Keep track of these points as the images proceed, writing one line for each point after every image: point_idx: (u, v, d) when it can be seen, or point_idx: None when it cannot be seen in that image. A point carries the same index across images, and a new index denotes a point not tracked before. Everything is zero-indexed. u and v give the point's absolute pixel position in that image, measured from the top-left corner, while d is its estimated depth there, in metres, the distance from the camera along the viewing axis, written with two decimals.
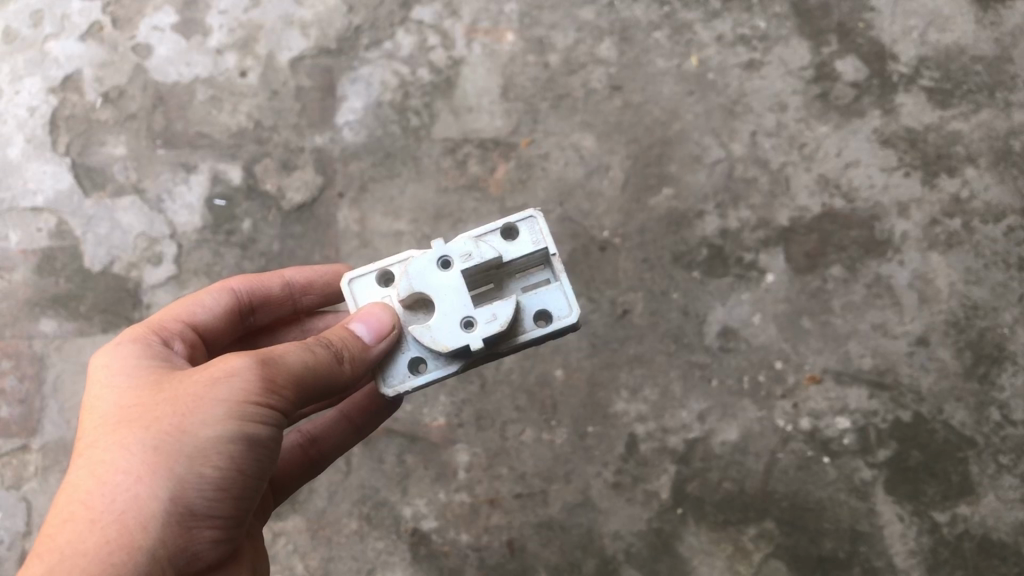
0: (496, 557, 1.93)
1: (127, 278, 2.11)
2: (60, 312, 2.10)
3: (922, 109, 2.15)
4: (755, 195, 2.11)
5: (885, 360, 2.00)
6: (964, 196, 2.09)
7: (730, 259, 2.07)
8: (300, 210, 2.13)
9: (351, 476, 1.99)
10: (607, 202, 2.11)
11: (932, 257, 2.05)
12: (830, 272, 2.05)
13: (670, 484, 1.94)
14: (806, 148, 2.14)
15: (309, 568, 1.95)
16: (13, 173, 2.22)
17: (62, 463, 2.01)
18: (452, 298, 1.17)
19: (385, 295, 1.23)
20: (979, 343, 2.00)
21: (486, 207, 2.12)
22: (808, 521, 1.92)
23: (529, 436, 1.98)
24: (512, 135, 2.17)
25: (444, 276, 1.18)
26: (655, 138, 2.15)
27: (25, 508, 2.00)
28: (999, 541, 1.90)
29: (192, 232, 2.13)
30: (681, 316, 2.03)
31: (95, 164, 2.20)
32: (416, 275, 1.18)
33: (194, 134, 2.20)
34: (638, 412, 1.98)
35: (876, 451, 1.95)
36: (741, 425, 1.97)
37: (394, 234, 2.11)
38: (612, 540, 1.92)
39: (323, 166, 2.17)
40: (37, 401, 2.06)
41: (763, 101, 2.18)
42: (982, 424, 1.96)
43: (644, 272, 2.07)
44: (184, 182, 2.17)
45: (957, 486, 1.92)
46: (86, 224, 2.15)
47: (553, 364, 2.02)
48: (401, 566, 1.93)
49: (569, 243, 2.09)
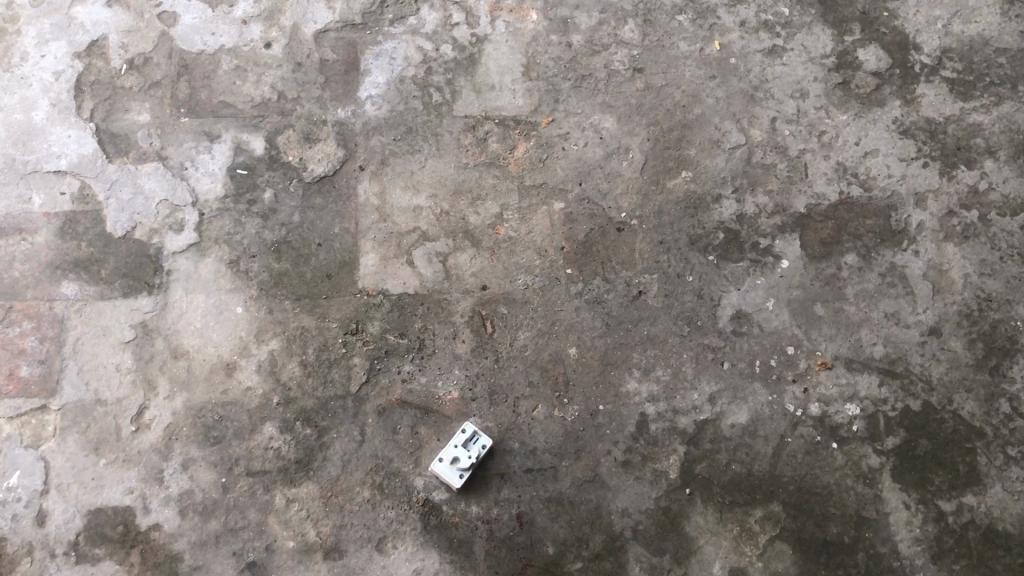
0: (506, 530, 1.93)
1: (148, 244, 2.10)
2: (81, 275, 2.08)
3: (943, 100, 2.19)
4: (773, 181, 2.14)
5: (897, 349, 2.02)
6: (983, 188, 2.12)
7: (746, 244, 2.09)
8: (321, 182, 2.15)
9: (364, 445, 1.98)
10: (626, 183, 2.14)
11: (947, 248, 2.08)
12: (845, 260, 2.08)
13: (678, 464, 1.96)
14: (825, 136, 2.17)
15: (322, 535, 1.92)
16: (38, 136, 2.16)
17: (81, 424, 1.98)
18: (448, 478, 1.88)
19: (465, 439, 1.90)
20: (991, 335, 2.03)
21: (506, 184, 2.15)
22: (814, 505, 1.93)
23: (542, 412, 2.00)
24: (533, 114, 2.20)
25: (439, 471, 1.88)
26: (676, 121, 2.18)
27: (43, 466, 1.94)
28: (1005, 532, 1.92)
29: (214, 200, 2.14)
30: (695, 300, 2.06)
31: (119, 130, 2.18)
32: (461, 455, 1.89)
33: (217, 103, 2.21)
34: (649, 391, 2.00)
35: (884, 438, 1.97)
36: (752, 408, 1.99)
37: (413, 209, 2.14)
38: (620, 517, 1.93)
39: (345, 139, 2.18)
40: (57, 361, 2.02)
41: (785, 88, 2.21)
42: (992, 415, 1.98)
43: (661, 254, 2.09)
44: (208, 150, 2.17)
45: (964, 475, 1.95)
46: (108, 189, 2.13)
47: (567, 342, 2.04)
48: (412, 536, 1.92)
49: (587, 223, 2.12)
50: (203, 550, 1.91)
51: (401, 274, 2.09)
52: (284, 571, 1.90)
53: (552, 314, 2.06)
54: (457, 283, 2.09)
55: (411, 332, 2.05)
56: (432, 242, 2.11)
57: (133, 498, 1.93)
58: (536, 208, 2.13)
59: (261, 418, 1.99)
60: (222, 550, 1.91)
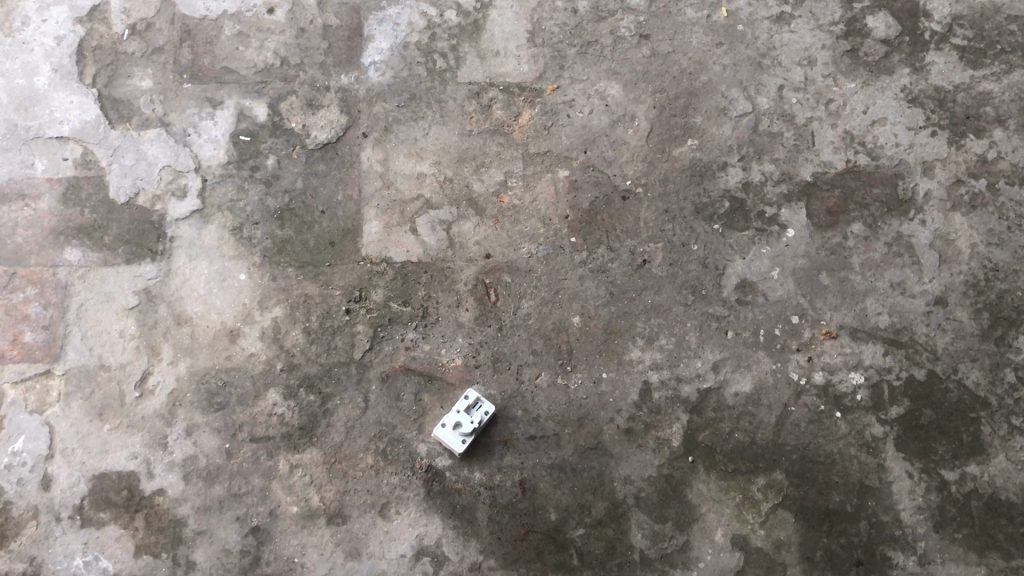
0: (508, 497, 1.93)
1: (151, 210, 2.09)
2: (84, 241, 2.07)
3: (953, 68, 2.17)
4: (779, 149, 2.12)
5: (902, 319, 2.01)
6: (991, 157, 2.10)
7: (752, 213, 2.08)
8: (325, 149, 2.14)
9: (368, 412, 1.98)
10: (631, 151, 2.13)
11: (954, 218, 2.06)
12: (851, 229, 2.07)
13: (681, 432, 1.96)
14: (832, 104, 2.15)
15: (325, 501, 1.93)
16: (40, 102, 2.14)
17: (85, 390, 1.98)
18: (453, 444, 1.88)
19: (468, 404, 1.90)
20: (998, 305, 2.02)
21: (510, 151, 2.14)
22: (817, 473, 1.93)
23: (545, 380, 2.00)
24: (538, 81, 2.18)
25: (441, 436, 1.89)
26: (682, 89, 2.16)
27: (48, 431, 1.95)
28: (1007, 501, 1.92)
29: (217, 167, 2.13)
30: (700, 269, 2.05)
31: (122, 96, 2.17)
32: (463, 420, 1.88)
33: (220, 69, 2.19)
34: (653, 360, 2.00)
35: (888, 407, 1.96)
36: (756, 376, 1.99)
37: (417, 176, 2.13)
38: (622, 484, 1.94)
39: (348, 105, 2.17)
40: (61, 328, 2.02)
41: (792, 55, 2.18)
42: (997, 384, 1.97)
43: (666, 223, 2.08)
44: (211, 117, 2.16)
45: (968, 445, 1.94)
46: (111, 155, 2.12)
47: (571, 310, 2.03)
48: (415, 502, 1.93)
49: (591, 191, 2.11)
50: (207, 515, 1.91)
51: (404, 242, 2.09)
52: (287, 536, 1.91)
53: (556, 282, 2.05)
54: (461, 250, 2.08)
55: (415, 300, 2.05)
56: (436, 209, 2.10)
57: (137, 463, 1.94)
58: (541, 176, 2.12)
59: (265, 384, 2.00)
60: (226, 515, 1.91)
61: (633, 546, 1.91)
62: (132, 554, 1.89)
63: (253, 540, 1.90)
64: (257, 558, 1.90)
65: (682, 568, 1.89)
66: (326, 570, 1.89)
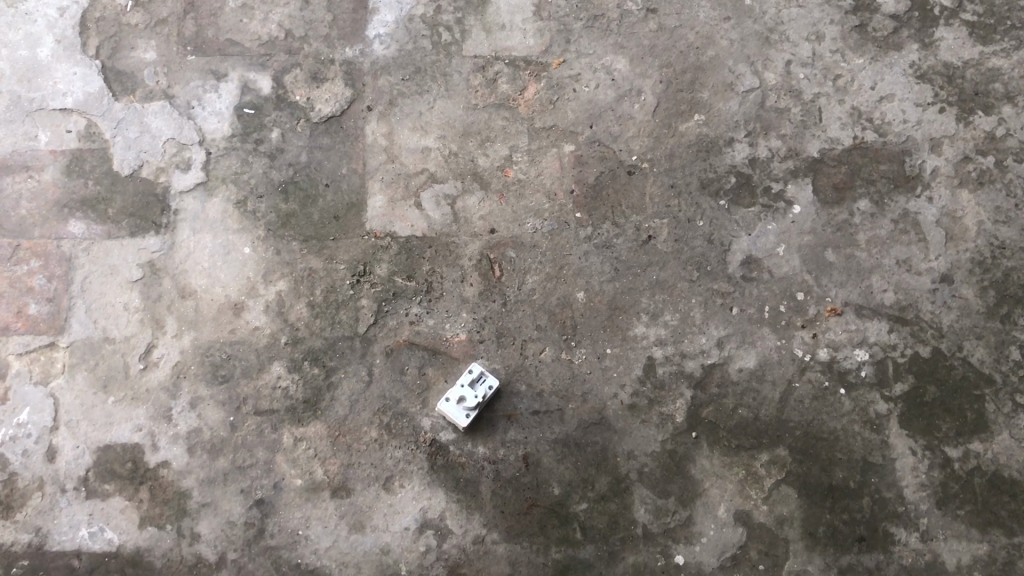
0: (512, 471, 1.93)
1: (155, 183, 2.09)
2: (88, 214, 2.07)
3: (963, 44, 2.15)
4: (786, 125, 2.11)
5: (908, 296, 2.01)
6: (1000, 133, 2.08)
7: (758, 189, 2.07)
8: (329, 122, 2.13)
9: (372, 386, 1.98)
10: (637, 126, 2.12)
11: (961, 195, 2.05)
12: (857, 206, 2.06)
13: (685, 407, 1.96)
14: (840, 80, 2.14)
15: (329, 474, 1.93)
16: (43, 73, 2.13)
17: (90, 362, 1.98)
18: (456, 418, 1.88)
19: (472, 379, 1.89)
20: (1004, 283, 2.01)
21: (515, 126, 2.13)
22: (820, 450, 1.93)
23: (549, 355, 1.99)
24: (544, 54, 2.17)
25: (446, 411, 1.88)
26: (689, 64, 2.15)
27: (53, 403, 1.95)
28: (1010, 479, 1.92)
29: (221, 140, 2.12)
30: (705, 245, 2.04)
31: (125, 68, 2.16)
32: (467, 395, 1.87)
33: (224, 41, 2.18)
34: (657, 336, 2.00)
35: (892, 384, 1.96)
36: (760, 352, 1.99)
37: (422, 150, 2.12)
38: (625, 459, 1.94)
39: (352, 79, 2.16)
40: (65, 300, 2.02)
41: (800, 30, 2.17)
42: (1001, 362, 1.97)
43: (672, 198, 2.07)
44: (215, 89, 2.15)
45: (972, 423, 1.94)
46: (115, 127, 2.11)
47: (576, 286, 2.03)
48: (419, 476, 1.93)
49: (597, 166, 2.10)
50: (211, 487, 1.92)
51: (409, 216, 2.08)
52: (291, 508, 1.91)
53: (561, 258, 2.05)
54: (466, 225, 2.07)
55: (419, 274, 2.05)
56: (440, 184, 2.10)
57: (142, 436, 1.94)
58: (546, 150, 2.12)
59: (269, 357, 2.00)
60: (230, 488, 1.92)
61: (636, 520, 1.91)
62: (137, 525, 1.90)
63: (257, 512, 1.91)
64: (261, 530, 1.90)
65: (685, 543, 1.90)
66: (330, 543, 1.90)
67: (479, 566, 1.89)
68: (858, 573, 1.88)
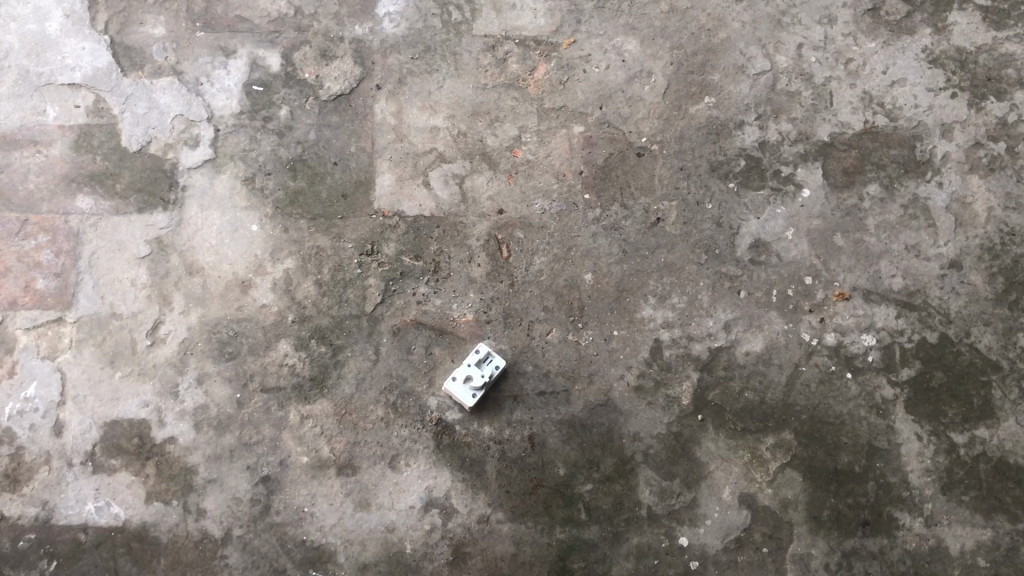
0: (518, 451, 1.93)
1: (164, 159, 2.08)
2: (96, 189, 2.07)
3: (976, 29, 2.15)
4: (797, 108, 2.11)
5: (916, 282, 2.00)
6: (1012, 119, 2.08)
7: (767, 173, 2.07)
8: (338, 100, 2.13)
9: (379, 364, 1.98)
10: (647, 107, 2.11)
11: (972, 180, 2.05)
12: (867, 190, 2.05)
13: (691, 390, 1.96)
14: (852, 64, 2.13)
15: (335, 452, 1.94)
16: (51, 48, 2.13)
17: (97, 337, 1.99)
18: (465, 399, 1.87)
19: (479, 359, 1.90)
20: (1012, 269, 2.01)
21: (524, 106, 2.13)
22: (826, 434, 1.93)
23: (556, 336, 1.99)
24: (554, 34, 2.18)
25: (453, 390, 1.89)
26: (701, 45, 2.15)
27: (60, 378, 1.96)
28: (1015, 465, 1.92)
29: (229, 117, 2.11)
30: (714, 228, 2.04)
31: (134, 43, 2.15)
32: (474, 373, 1.88)
33: (233, 18, 2.17)
34: (664, 318, 2.00)
35: (899, 369, 1.96)
36: (767, 336, 1.99)
37: (431, 129, 2.11)
38: (631, 441, 1.94)
39: (362, 57, 2.16)
40: (72, 275, 2.02)
41: (812, 13, 2.17)
42: (1009, 349, 1.97)
43: (681, 181, 2.07)
44: (223, 65, 2.14)
45: (978, 409, 1.94)
46: (123, 103, 2.10)
47: (583, 268, 2.03)
48: (424, 455, 1.93)
49: (606, 147, 2.10)
50: (218, 464, 1.92)
51: (417, 196, 2.07)
52: (297, 486, 1.92)
53: (569, 239, 2.04)
54: (474, 206, 2.07)
55: (427, 254, 2.04)
56: (449, 163, 2.09)
57: (149, 412, 1.95)
58: (555, 131, 2.11)
59: (276, 335, 2.00)
60: (237, 464, 1.92)
61: (641, 502, 1.91)
62: (143, 500, 1.90)
63: (263, 489, 1.91)
64: (267, 507, 1.91)
65: (689, 525, 1.90)
66: (335, 520, 1.90)
67: (483, 545, 1.89)
68: (862, 557, 1.88)
